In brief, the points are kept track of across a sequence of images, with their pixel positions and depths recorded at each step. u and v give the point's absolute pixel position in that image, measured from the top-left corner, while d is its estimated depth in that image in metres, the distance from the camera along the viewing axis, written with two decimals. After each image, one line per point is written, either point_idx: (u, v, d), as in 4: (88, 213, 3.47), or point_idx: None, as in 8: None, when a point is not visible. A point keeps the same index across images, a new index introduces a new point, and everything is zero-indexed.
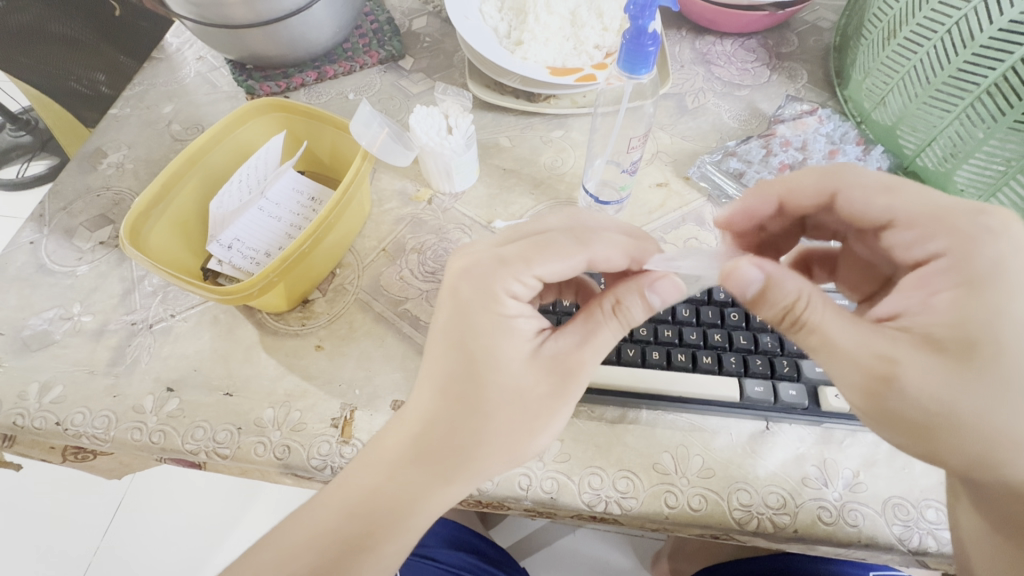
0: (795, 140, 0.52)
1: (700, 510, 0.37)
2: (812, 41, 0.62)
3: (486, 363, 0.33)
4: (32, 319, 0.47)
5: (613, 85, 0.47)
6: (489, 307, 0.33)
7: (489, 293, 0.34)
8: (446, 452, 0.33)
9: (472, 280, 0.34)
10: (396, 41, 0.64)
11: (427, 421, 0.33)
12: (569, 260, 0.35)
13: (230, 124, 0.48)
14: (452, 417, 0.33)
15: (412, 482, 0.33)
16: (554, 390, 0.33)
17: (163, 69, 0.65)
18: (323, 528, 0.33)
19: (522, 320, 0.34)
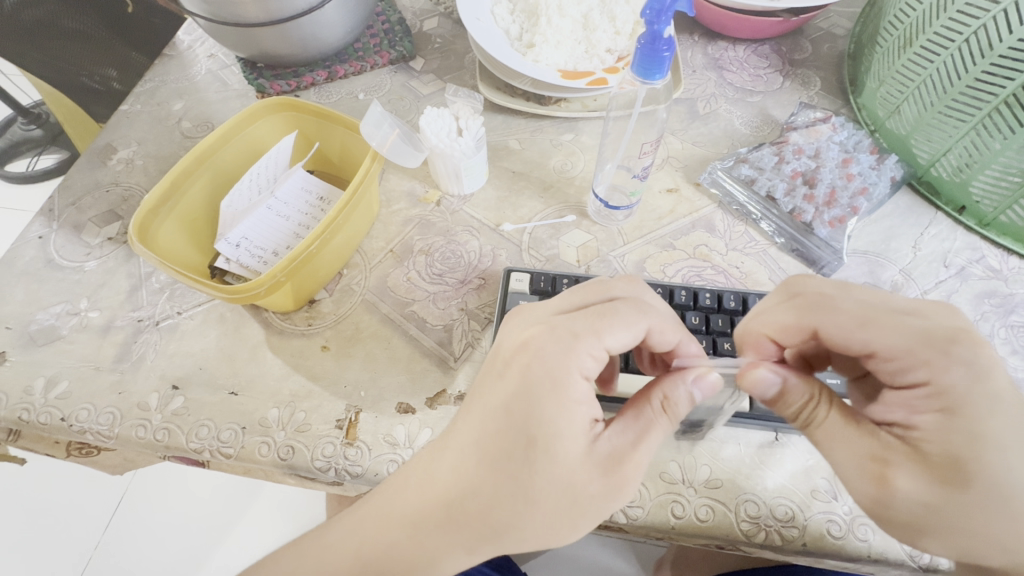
0: (808, 148, 0.51)
1: (707, 521, 0.36)
2: (826, 48, 0.62)
3: (542, 455, 0.30)
4: (39, 314, 0.47)
5: (626, 89, 0.46)
6: (549, 395, 0.31)
7: (551, 377, 0.31)
8: (476, 537, 0.31)
9: (536, 358, 0.32)
10: (407, 41, 0.64)
11: (458, 504, 0.31)
12: (632, 341, 0.33)
13: (241, 123, 0.48)
14: (491, 505, 0.31)
15: (435, 556, 0.32)
16: (608, 489, 0.31)
17: (174, 66, 0.65)
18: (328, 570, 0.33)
19: (578, 413, 0.31)
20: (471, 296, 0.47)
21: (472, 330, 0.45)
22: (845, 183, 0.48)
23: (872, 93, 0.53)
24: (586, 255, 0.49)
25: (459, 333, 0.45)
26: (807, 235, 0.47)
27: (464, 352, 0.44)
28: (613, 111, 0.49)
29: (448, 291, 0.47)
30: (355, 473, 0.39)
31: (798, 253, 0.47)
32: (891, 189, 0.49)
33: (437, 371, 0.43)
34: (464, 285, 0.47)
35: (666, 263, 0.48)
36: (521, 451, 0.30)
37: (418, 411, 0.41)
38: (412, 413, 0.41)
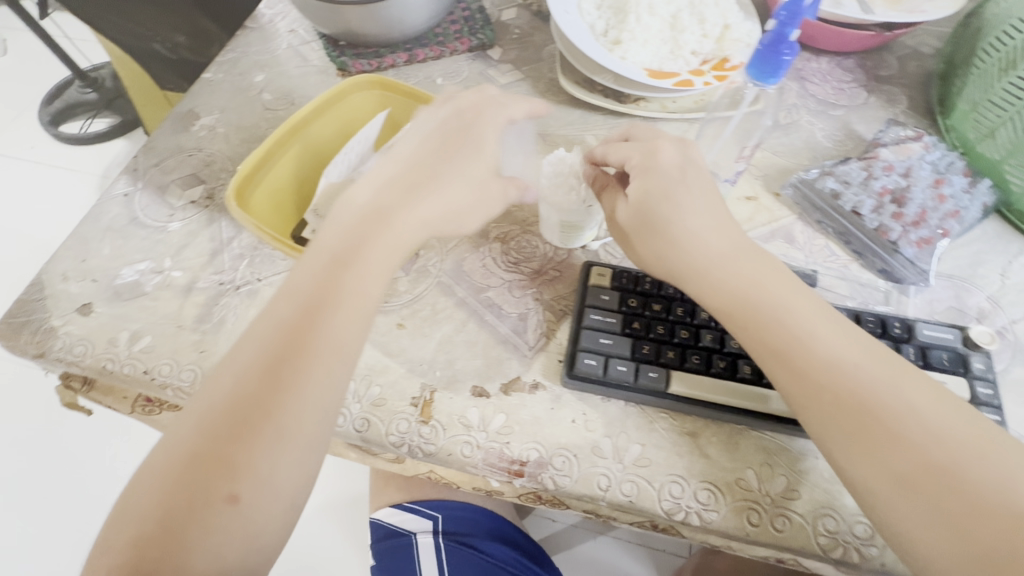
0: (899, 165, 0.50)
1: (783, 532, 0.36)
2: (913, 66, 0.61)
3: (385, 234, 0.41)
4: (124, 269, 0.48)
5: (733, 84, 0.54)
6: (413, 191, 0.42)
7: (406, 186, 0.42)
8: (295, 351, 0.36)
9: (403, 184, 0.42)
10: (487, 30, 0.64)
11: (306, 301, 0.38)
12: (464, 197, 0.43)
13: (334, 97, 0.49)
14: (324, 290, 0.38)
15: (251, 398, 0.35)
16: (349, 258, 0.39)
17: (255, 39, 0.66)
18: (179, 453, 0.34)
19: (426, 211, 0.42)
20: (546, 287, 0.47)
21: (547, 321, 0.45)
22: (937, 205, 0.47)
23: (963, 117, 0.52)
24: None
25: (535, 323, 0.45)
26: (892, 253, 0.46)
27: (539, 342, 0.44)
28: (720, 111, 0.55)
29: (524, 280, 0.47)
30: (429, 451, 0.40)
31: (881, 272, 0.46)
32: (981, 215, 0.48)
33: (512, 359, 0.43)
34: (540, 275, 0.47)
35: None
36: (361, 243, 0.40)
37: (493, 396, 0.41)
38: (486, 397, 0.41)
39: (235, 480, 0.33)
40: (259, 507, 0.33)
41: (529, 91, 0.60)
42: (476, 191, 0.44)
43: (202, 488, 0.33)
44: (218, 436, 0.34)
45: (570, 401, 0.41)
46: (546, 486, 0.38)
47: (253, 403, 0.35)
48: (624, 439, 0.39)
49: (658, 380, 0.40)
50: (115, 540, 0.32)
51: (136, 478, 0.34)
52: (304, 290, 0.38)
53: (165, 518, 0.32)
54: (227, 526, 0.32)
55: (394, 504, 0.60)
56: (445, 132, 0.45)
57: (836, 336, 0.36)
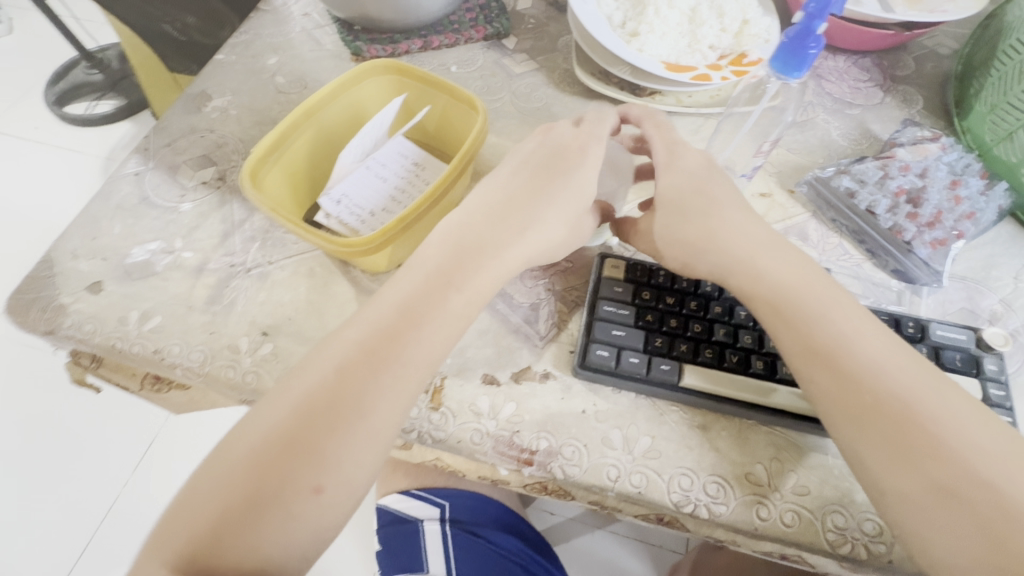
0: (916, 165, 0.49)
1: (792, 528, 0.36)
2: (930, 67, 0.60)
3: (492, 254, 0.40)
4: (134, 249, 0.48)
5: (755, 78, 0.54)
6: (514, 223, 0.41)
7: (504, 217, 0.42)
8: (388, 353, 0.36)
9: (506, 213, 0.42)
10: (503, 18, 0.63)
11: (406, 304, 0.38)
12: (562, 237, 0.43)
13: (350, 82, 0.49)
14: (427, 295, 0.38)
15: (357, 399, 0.34)
16: (453, 263, 0.39)
17: (269, 21, 0.66)
18: (267, 434, 0.33)
19: (525, 246, 0.41)
20: (558, 278, 0.46)
21: (558, 312, 0.45)
22: (953, 206, 0.47)
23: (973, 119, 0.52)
24: None
25: (545, 313, 0.45)
26: (906, 253, 0.46)
27: (550, 332, 0.44)
28: (739, 106, 0.53)
29: (535, 270, 0.47)
30: (439, 438, 0.40)
31: (894, 272, 0.46)
32: (996, 218, 0.48)
33: (524, 349, 0.43)
34: (552, 266, 0.47)
35: None
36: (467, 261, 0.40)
37: (502, 384, 0.41)
38: (497, 385, 0.41)
39: (324, 473, 0.32)
40: (337, 502, 0.32)
41: (544, 81, 0.60)
42: (570, 227, 0.43)
43: (286, 477, 0.32)
44: (309, 420, 0.33)
45: (580, 391, 0.41)
46: (554, 476, 0.38)
47: (349, 396, 0.34)
48: (633, 431, 0.39)
49: (670, 372, 0.40)
50: (192, 516, 0.31)
51: (209, 461, 0.33)
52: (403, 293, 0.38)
53: (246, 503, 0.31)
54: (307, 518, 0.31)
55: (402, 489, 0.59)
56: (543, 169, 0.44)
57: (872, 344, 0.36)
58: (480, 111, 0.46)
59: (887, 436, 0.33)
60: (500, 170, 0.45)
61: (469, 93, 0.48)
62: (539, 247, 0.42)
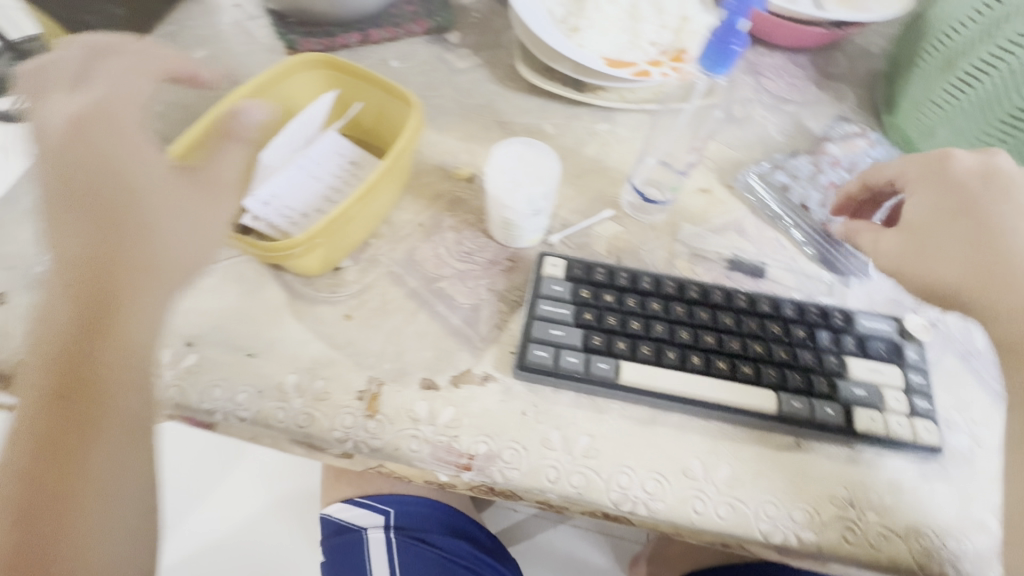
0: (845, 160, 0.51)
1: (726, 520, 0.36)
2: (861, 64, 0.62)
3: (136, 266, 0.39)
4: (43, 256, 0.45)
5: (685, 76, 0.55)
6: (140, 221, 0.39)
7: (118, 212, 0.39)
8: (94, 386, 0.36)
9: (141, 206, 0.40)
10: (445, 12, 0.62)
11: (82, 320, 0.37)
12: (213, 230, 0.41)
13: (280, 77, 0.48)
14: (108, 290, 0.38)
15: (48, 425, 0.35)
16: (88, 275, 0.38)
17: (198, 12, 0.62)
18: (26, 474, 0.34)
19: (151, 248, 0.39)
20: (500, 278, 0.46)
21: (499, 313, 0.44)
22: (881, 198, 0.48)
23: (940, 107, 0.50)
24: (617, 247, 0.48)
25: (486, 314, 0.44)
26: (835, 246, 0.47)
27: (491, 334, 0.43)
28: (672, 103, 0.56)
29: (476, 271, 0.46)
30: (375, 446, 0.38)
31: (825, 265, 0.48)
32: None
33: (464, 351, 0.42)
34: (493, 266, 0.46)
35: (695, 263, 0.48)
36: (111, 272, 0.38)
37: (442, 388, 0.40)
38: (436, 390, 0.40)
39: (101, 455, 0.36)
40: (103, 541, 0.35)
41: (487, 77, 0.59)
42: (194, 229, 0.41)
43: (56, 519, 0.34)
44: (63, 418, 0.35)
45: (520, 393, 0.40)
46: (494, 480, 0.38)
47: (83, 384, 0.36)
48: (573, 431, 0.39)
49: (608, 370, 0.39)
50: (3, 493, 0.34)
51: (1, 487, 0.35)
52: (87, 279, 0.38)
53: (28, 547, 0.33)
54: (87, 558, 0.34)
55: (346, 498, 0.58)
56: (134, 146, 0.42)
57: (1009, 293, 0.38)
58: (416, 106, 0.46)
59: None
60: (148, 148, 0.42)
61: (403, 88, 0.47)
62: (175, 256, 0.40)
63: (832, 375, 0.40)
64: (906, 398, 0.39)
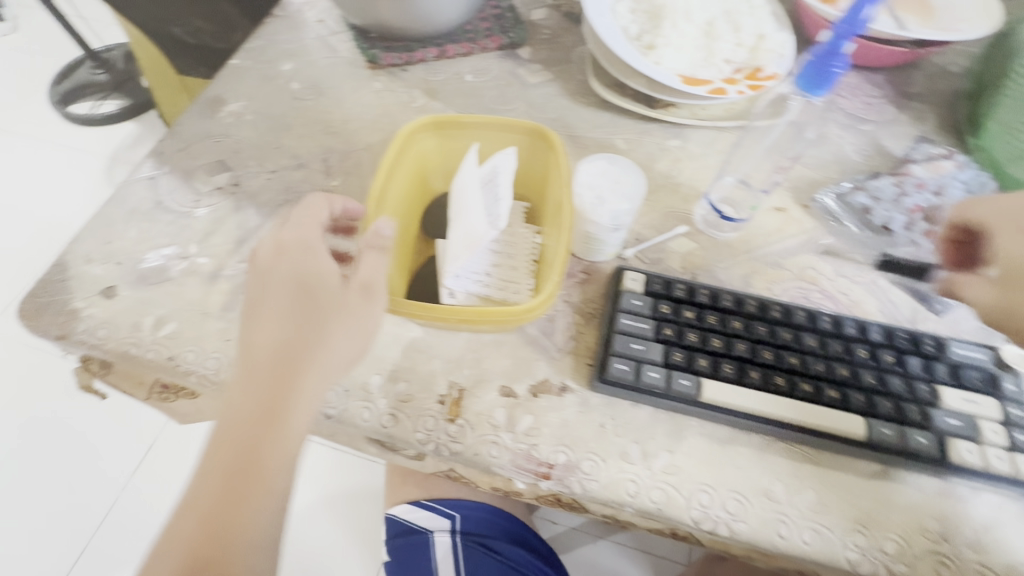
0: (931, 183, 0.50)
1: (811, 546, 0.36)
2: (942, 84, 0.61)
3: (293, 383, 0.36)
4: (148, 253, 0.48)
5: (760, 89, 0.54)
6: (308, 307, 0.38)
7: (298, 296, 0.38)
8: (260, 462, 0.34)
9: (309, 288, 0.39)
10: (518, 29, 0.63)
11: (267, 403, 0.35)
12: (362, 340, 0.39)
13: (403, 143, 0.49)
14: (277, 398, 0.36)
15: (230, 501, 0.33)
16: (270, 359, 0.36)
17: (284, 27, 0.66)
18: (180, 535, 0.33)
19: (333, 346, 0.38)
20: (575, 290, 0.46)
21: (575, 324, 0.45)
22: None
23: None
24: (691, 264, 0.48)
25: (562, 325, 0.44)
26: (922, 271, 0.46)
27: (567, 344, 0.44)
28: (760, 120, 0.55)
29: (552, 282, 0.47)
30: (456, 450, 0.39)
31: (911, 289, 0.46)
32: None
33: (540, 361, 0.43)
34: (568, 278, 0.47)
35: (772, 281, 0.47)
36: (283, 354, 0.37)
37: (520, 397, 0.41)
38: (515, 398, 0.41)
39: (253, 562, 0.33)
40: None
41: (559, 92, 0.60)
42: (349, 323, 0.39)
43: None
44: (223, 504, 0.33)
45: (598, 405, 0.41)
46: (573, 490, 0.38)
47: (251, 458, 0.34)
48: (652, 446, 0.39)
49: (690, 387, 0.39)
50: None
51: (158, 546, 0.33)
52: (268, 354, 0.37)
53: None
54: None
55: (412, 500, 0.58)
56: (286, 257, 0.40)
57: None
58: (557, 146, 0.48)
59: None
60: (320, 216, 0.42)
61: (531, 123, 0.50)
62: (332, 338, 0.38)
63: (924, 405, 0.39)
64: (1005, 431, 0.38)
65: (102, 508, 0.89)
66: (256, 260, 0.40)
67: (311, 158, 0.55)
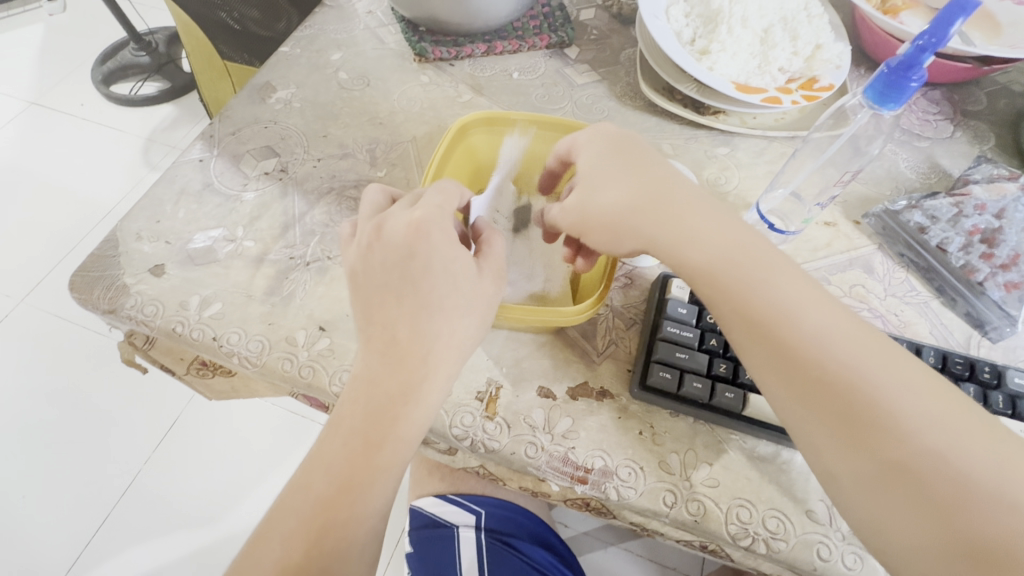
0: (992, 206, 0.48)
1: (854, 570, 0.35)
2: (1003, 103, 0.59)
3: (409, 376, 0.35)
4: (196, 234, 0.49)
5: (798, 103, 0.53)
6: (426, 291, 0.35)
7: (402, 273, 0.36)
8: (381, 442, 0.34)
9: (415, 268, 0.35)
10: (568, 28, 0.63)
11: (381, 386, 0.34)
12: (474, 328, 0.36)
13: (454, 138, 0.49)
14: (395, 383, 0.34)
15: (350, 477, 0.33)
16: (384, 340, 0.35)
17: (334, 17, 0.66)
18: (300, 509, 0.33)
19: (441, 329, 0.35)
20: (616, 294, 0.46)
21: (616, 328, 0.44)
22: None
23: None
24: None
25: (603, 328, 0.44)
26: (977, 295, 0.45)
27: (607, 349, 0.43)
28: (820, 132, 0.50)
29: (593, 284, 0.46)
30: (492, 448, 0.39)
31: (966, 314, 0.45)
32: None
33: (580, 363, 0.42)
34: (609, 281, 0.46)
35: None
36: (392, 336, 0.35)
37: (559, 399, 0.41)
38: (553, 399, 0.41)
39: (372, 529, 0.34)
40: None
41: (606, 93, 0.59)
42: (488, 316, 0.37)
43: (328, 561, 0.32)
44: (344, 481, 0.33)
45: (637, 412, 0.40)
46: (609, 496, 0.37)
47: (375, 439, 0.34)
48: (691, 457, 0.38)
49: (734, 401, 0.39)
50: (268, 549, 0.33)
51: (271, 517, 0.34)
52: (382, 336, 0.35)
53: None
54: None
55: (439, 493, 0.58)
56: (427, 246, 0.36)
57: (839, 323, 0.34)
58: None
59: (844, 419, 0.31)
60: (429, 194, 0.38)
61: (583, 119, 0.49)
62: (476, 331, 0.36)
63: None
64: None
65: (127, 480, 0.92)
66: (381, 232, 0.37)
67: (356, 148, 0.55)
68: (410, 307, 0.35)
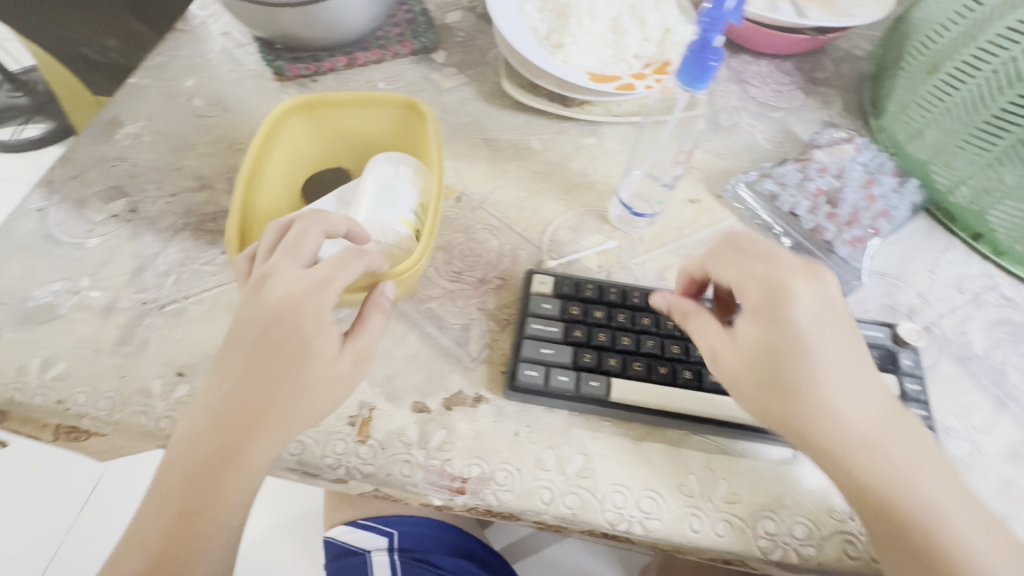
0: (833, 167, 0.51)
1: (724, 537, 0.36)
2: (846, 68, 0.62)
3: (234, 455, 0.33)
4: (36, 291, 0.45)
5: (651, 88, 0.54)
6: (286, 357, 0.34)
7: (264, 335, 0.34)
8: (207, 513, 0.32)
9: (278, 331, 0.34)
10: (430, 33, 0.62)
11: (216, 452, 0.33)
12: (324, 396, 0.35)
13: (271, 133, 0.49)
14: (233, 454, 0.33)
15: (169, 549, 0.32)
16: (232, 406, 0.33)
17: (187, 41, 0.63)
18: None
19: (294, 397, 0.34)
20: (490, 296, 0.45)
21: (490, 331, 0.44)
22: (869, 206, 0.49)
23: (928, 109, 0.49)
24: (607, 261, 0.48)
25: (477, 333, 0.44)
26: (828, 253, 0.47)
27: (481, 353, 0.43)
28: (655, 114, 0.56)
29: (467, 290, 0.46)
30: (367, 472, 0.38)
31: None
32: (910, 214, 0.50)
33: (455, 372, 0.42)
34: (483, 284, 0.46)
35: None
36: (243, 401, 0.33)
37: (433, 411, 0.40)
38: (427, 412, 0.40)
39: None
40: None
41: (474, 94, 0.59)
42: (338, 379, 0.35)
43: None
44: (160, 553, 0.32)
45: (512, 413, 0.40)
46: (488, 503, 0.37)
47: (198, 505, 0.32)
48: (566, 450, 0.38)
49: (599, 387, 0.39)
50: None
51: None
52: (228, 404, 0.33)
53: None
54: None
55: (350, 521, 0.57)
56: (289, 307, 0.35)
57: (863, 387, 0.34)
58: (426, 112, 0.48)
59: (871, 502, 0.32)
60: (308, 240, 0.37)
61: (399, 96, 0.49)
62: (326, 395, 0.35)
63: None
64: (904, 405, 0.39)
65: (41, 560, 0.84)
66: (263, 283, 0.35)
67: (215, 178, 0.52)
68: (259, 383, 0.34)
